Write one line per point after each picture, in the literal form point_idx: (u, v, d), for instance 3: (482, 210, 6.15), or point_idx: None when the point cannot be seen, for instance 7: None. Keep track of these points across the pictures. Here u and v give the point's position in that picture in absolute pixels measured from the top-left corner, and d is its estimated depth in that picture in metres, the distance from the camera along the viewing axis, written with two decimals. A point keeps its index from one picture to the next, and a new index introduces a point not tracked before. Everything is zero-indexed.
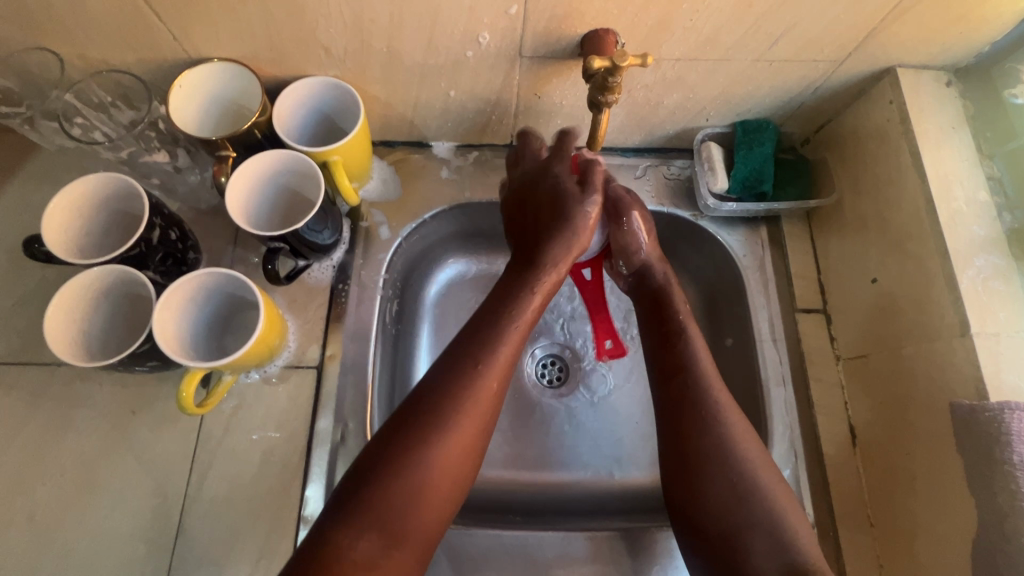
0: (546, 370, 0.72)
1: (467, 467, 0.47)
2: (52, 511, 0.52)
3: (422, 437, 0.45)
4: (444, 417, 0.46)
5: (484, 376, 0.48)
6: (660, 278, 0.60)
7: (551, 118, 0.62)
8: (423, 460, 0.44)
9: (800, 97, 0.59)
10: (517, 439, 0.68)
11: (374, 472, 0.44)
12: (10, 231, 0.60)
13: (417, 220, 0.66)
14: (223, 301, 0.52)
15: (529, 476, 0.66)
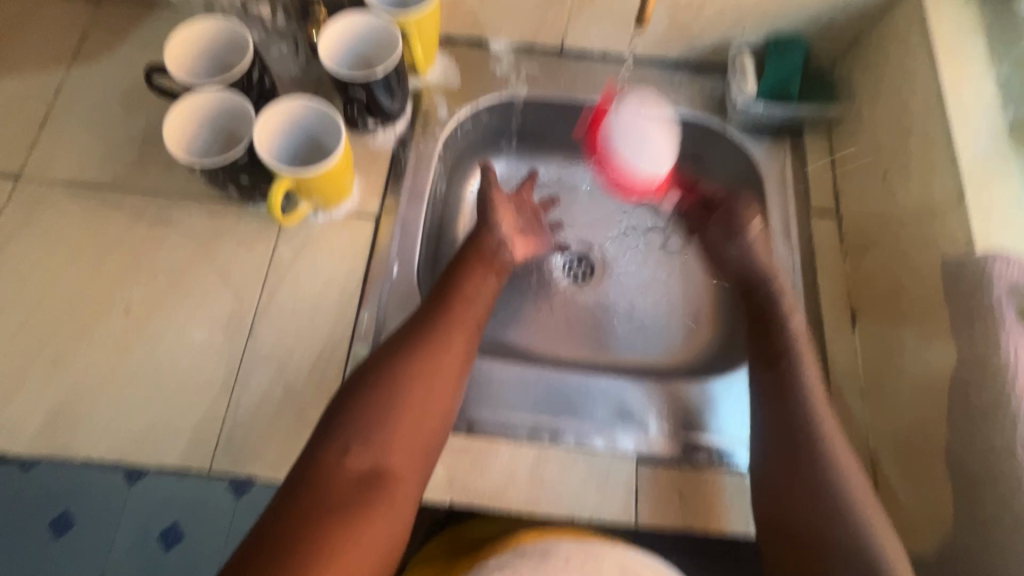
0: (572, 267, 0.78)
1: (448, 394, 0.51)
2: (144, 307, 0.60)
3: (398, 368, 0.50)
4: (410, 353, 0.51)
5: (449, 322, 0.54)
6: (775, 291, 0.60)
7: (601, 21, 0.70)
8: (396, 394, 0.48)
9: (829, 12, 0.65)
10: (542, 322, 0.75)
11: (358, 393, 0.48)
12: (122, 82, 0.70)
13: (472, 106, 0.73)
14: (304, 142, 0.60)
15: (552, 350, 0.73)
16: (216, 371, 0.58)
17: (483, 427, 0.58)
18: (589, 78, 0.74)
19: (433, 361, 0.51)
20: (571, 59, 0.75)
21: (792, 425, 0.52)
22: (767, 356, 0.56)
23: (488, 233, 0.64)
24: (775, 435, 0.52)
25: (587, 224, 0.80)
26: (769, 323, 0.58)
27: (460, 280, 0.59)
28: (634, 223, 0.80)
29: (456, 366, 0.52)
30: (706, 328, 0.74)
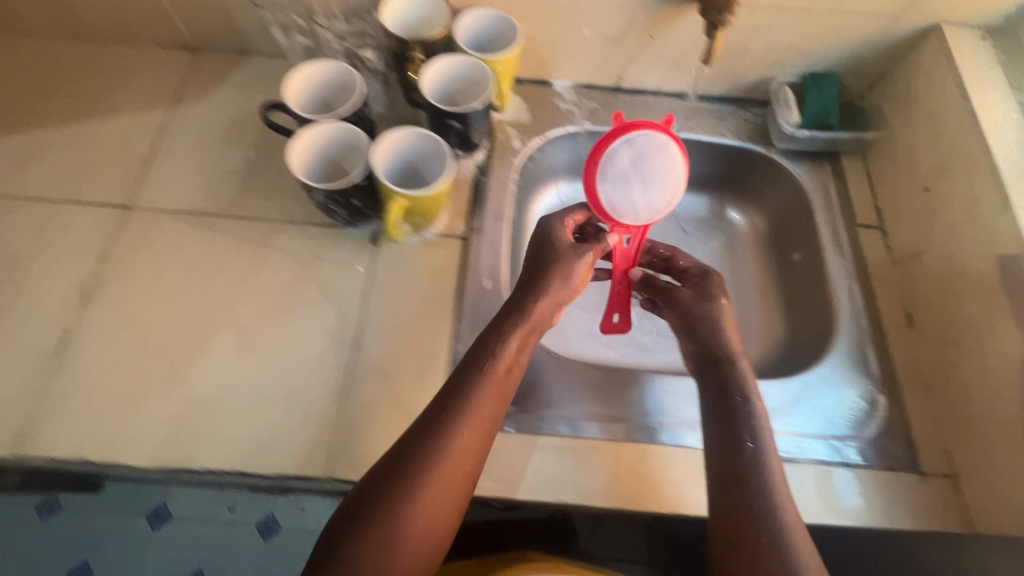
0: None
1: (446, 517, 0.45)
2: (255, 324, 0.64)
3: (406, 488, 0.44)
4: (411, 477, 0.45)
5: (456, 428, 0.47)
6: (738, 371, 0.58)
7: (656, 63, 0.78)
8: (385, 528, 0.43)
9: (860, 51, 0.74)
10: (609, 335, 0.78)
11: (353, 519, 0.43)
12: (221, 121, 0.76)
13: (542, 138, 0.80)
14: (409, 169, 0.66)
15: (621, 360, 0.76)
16: (325, 382, 0.61)
17: (587, 428, 0.61)
18: (644, 112, 0.82)
19: (434, 487, 0.45)
20: (625, 95, 0.83)
21: (742, 504, 0.49)
22: (728, 445, 0.53)
23: (523, 280, 0.57)
24: (715, 500, 0.50)
25: None
26: (725, 392, 0.57)
27: (469, 381, 0.50)
28: (684, 243, 0.86)
29: (460, 486, 0.46)
30: (765, 336, 0.79)
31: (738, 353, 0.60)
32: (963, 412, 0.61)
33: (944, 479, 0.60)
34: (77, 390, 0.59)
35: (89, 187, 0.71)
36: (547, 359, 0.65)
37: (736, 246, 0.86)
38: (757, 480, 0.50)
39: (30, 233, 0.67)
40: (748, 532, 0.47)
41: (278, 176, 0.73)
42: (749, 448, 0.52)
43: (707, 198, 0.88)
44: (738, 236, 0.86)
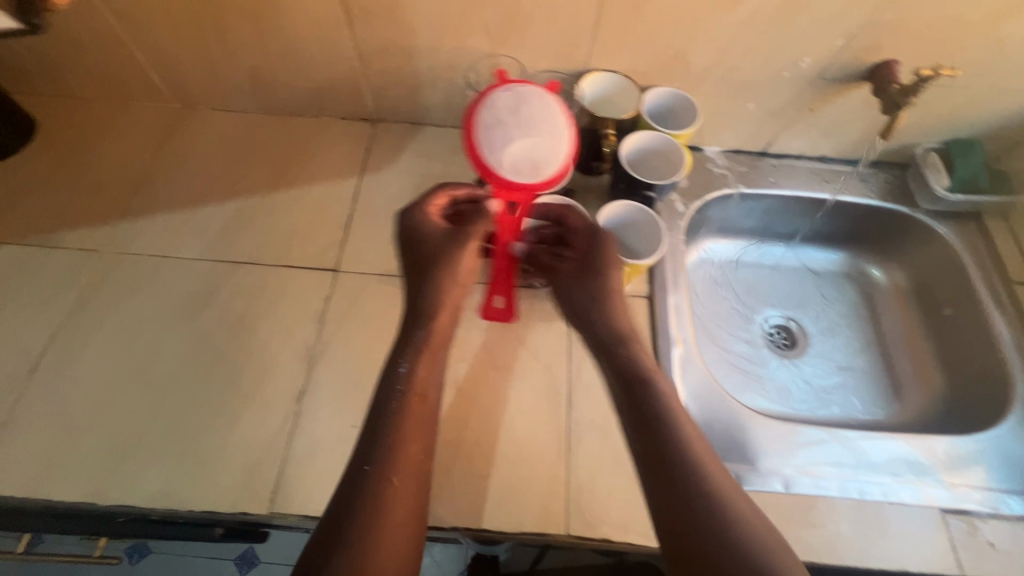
0: (775, 334, 0.90)
1: (406, 544, 0.49)
2: (471, 382, 0.67)
3: (374, 509, 0.49)
4: (362, 522, 0.48)
5: (404, 453, 0.53)
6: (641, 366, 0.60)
7: (808, 131, 0.84)
8: (347, 557, 0.46)
9: (1004, 121, 0.80)
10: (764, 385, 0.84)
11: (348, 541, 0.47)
12: (407, 186, 0.82)
13: (702, 200, 0.85)
14: (617, 235, 0.70)
15: (784, 412, 0.82)
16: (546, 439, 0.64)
17: (800, 485, 0.63)
18: (792, 176, 0.88)
19: (386, 526, 0.49)
20: (770, 159, 0.89)
21: (692, 534, 0.48)
22: (658, 466, 0.52)
23: (438, 275, 0.64)
24: (657, 503, 0.51)
25: (780, 296, 0.93)
26: (633, 385, 0.58)
27: (394, 422, 0.54)
28: (818, 294, 0.93)
29: (415, 521, 0.51)
30: (924, 391, 0.82)
31: (630, 336, 0.65)
32: None
33: None
34: (316, 450, 0.62)
35: (297, 251, 0.75)
36: (743, 413, 0.68)
37: (878, 301, 0.91)
38: (702, 513, 0.49)
39: (250, 296, 0.71)
40: (697, 539, 0.47)
41: None
42: (681, 472, 0.51)
43: (840, 251, 0.94)
44: (874, 288, 0.92)
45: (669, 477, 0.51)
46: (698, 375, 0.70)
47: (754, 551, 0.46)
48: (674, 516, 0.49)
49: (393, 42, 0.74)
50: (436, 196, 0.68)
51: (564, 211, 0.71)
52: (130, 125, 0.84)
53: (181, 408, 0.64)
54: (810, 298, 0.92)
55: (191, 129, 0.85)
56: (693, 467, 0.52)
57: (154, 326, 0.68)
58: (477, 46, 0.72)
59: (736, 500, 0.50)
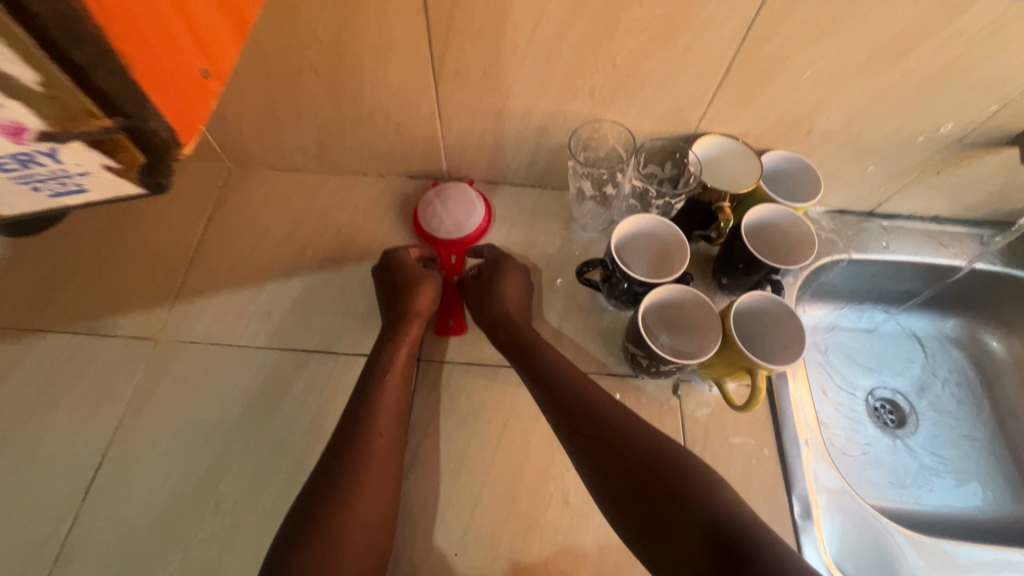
0: (881, 411, 0.81)
1: (375, 506, 0.51)
2: (581, 495, 0.60)
3: (335, 474, 0.51)
4: (335, 489, 0.50)
5: (362, 422, 0.55)
6: (552, 357, 0.60)
7: (927, 192, 0.76)
8: (333, 520, 0.48)
9: None
10: (878, 474, 0.76)
11: (314, 507, 0.49)
12: None
13: (810, 270, 0.77)
14: (741, 325, 0.62)
15: (903, 505, 0.74)
16: None
17: None
18: (906, 239, 0.80)
19: (364, 479, 0.51)
20: (878, 220, 0.82)
21: (627, 478, 0.50)
22: (588, 428, 0.53)
23: (401, 295, 0.65)
24: (608, 481, 0.51)
25: (882, 366, 0.84)
26: (544, 365, 0.59)
27: (370, 388, 0.58)
28: (924, 363, 0.84)
29: (376, 486, 0.52)
30: None
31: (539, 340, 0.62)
32: None
33: None
34: None
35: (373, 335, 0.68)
36: (886, 529, 0.60)
37: (996, 375, 0.82)
38: (622, 448, 0.51)
39: (326, 391, 0.63)
40: (655, 492, 0.48)
41: (560, 319, 0.70)
42: (597, 424, 0.53)
43: (951, 317, 0.85)
44: (991, 358, 0.83)
45: (594, 436, 0.53)
46: (833, 482, 0.62)
47: (668, 480, 0.48)
48: (617, 470, 0.50)
49: (483, 104, 0.66)
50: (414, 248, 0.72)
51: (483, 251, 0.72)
52: (179, 187, 0.77)
53: (256, 530, 0.56)
54: (917, 369, 0.84)
55: (246, 190, 0.78)
56: (598, 415, 0.54)
57: (221, 431, 0.61)
58: (580, 109, 0.65)
59: (621, 437, 0.52)
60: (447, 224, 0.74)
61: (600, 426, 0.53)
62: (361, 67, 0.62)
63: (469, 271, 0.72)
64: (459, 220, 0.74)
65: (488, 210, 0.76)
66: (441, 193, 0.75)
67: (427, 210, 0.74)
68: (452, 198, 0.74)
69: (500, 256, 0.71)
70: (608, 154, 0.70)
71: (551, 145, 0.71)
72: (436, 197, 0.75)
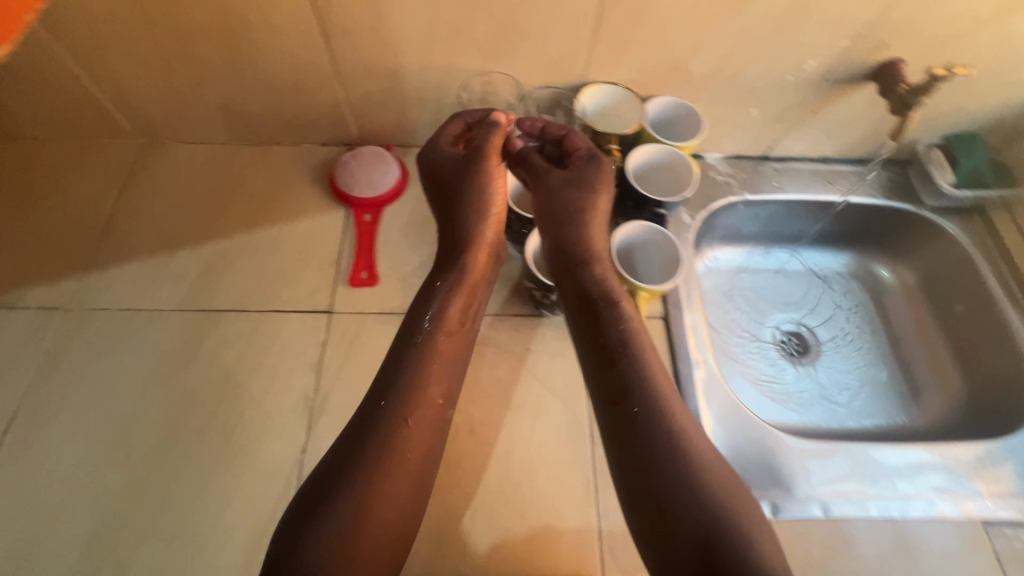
0: (788, 342, 0.86)
1: (409, 488, 0.52)
2: (485, 424, 0.63)
3: (374, 446, 0.52)
4: (376, 459, 0.51)
5: (415, 395, 0.55)
6: (620, 315, 0.59)
7: (810, 132, 0.82)
8: (362, 504, 0.49)
9: (1005, 113, 0.79)
10: (782, 398, 0.81)
11: (351, 474, 0.50)
12: (401, 213, 0.77)
13: (707, 211, 0.82)
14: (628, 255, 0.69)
15: (803, 424, 0.79)
16: (572, 481, 0.60)
17: (838, 507, 0.61)
18: (795, 178, 0.86)
19: (399, 462, 0.52)
20: (772, 163, 0.87)
21: (658, 470, 0.51)
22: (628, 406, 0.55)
23: (466, 235, 0.65)
24: (633, 461, 0.53)
25: (788, 302, 0.89)
26: (604, 326, 0.59)
27: (418, 366, 0.57)
28: (826, 298, 0.90)
29: (411, 469, 0.53)
30: (943, 391, 0.80)
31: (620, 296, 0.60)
32: None
33: None
34: None
35: (284, 292, 0.70)
36: (771, 435, 0.64)
37: (888, 301, 0.89)
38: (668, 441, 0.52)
39: (237, 346, 0.65)
40: (678, 493, 0.50)
41: None
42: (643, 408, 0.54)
43: (846, 253, 0.92)
44: (883, 288, 0.89)
45: (637, 423, 0.53)
46: (723, 397, 0.66)
47: (697, 488, 0.50)
48: (654, 454, 0.52)
49: (377, 63, 0.68)
50: (452, 123, 0.68)
51: (566, 133, 0.69)
52: (89, 165, 0.77)
53: (168, 478, 0.58)
54: (819, 303, 0.89)
55: (159, 165, 0.78)
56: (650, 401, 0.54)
57: (131, 389, 0.62)
58: (470, 63, 0.68)
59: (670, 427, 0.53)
60: (359, 184, 0.76)
61: (654, 424, 0.53)
62: (250, 28, 0.64)
63: (523, 139, 0.70)
64: (372, 180, 0.76)
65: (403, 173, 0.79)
66: (357, 154, 0.77)
67: (341, 171, 0.76)
68: (368, 159, 0.77)
69: (569, 142, 0.68)
70: (501, 107, 0.73)
71: (449, 102, 0.74)
72: (352, 158, 0.76)
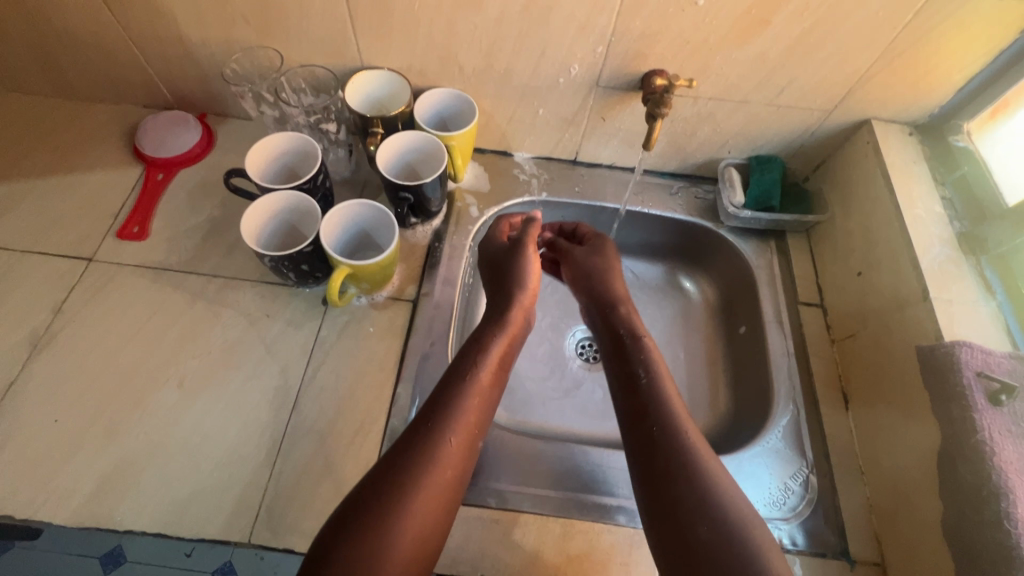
0: (583, 349, 0.85)
1: (439, 519, 0.48)
2: (198, 379, 0.65)
3: (420, 468, 0.48)
4: (409, 476, 0.47)
5: (458, 421, 0.52)
6: (648, 349, 0.60)
7: (610, 140, 0.82)
8: (394, 523, 0.44)
9: (800, 139, 0.79)
10: (555, 401, 0.79)
11: (387, 488, 0.46)
12: (192, 176, 0.80)
13: (499, 207, 0.83)
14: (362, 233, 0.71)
15: (568, 429, 0.77)
16: (260, 442, 0.62)
17: (515, 499, 0.61)
18: (600, 185, 0.86)
19: (432, 487, 0.47)
20: (581, 169, 0.87)
21: (679, 515, 0.47)
22: (657, 441, 0.52)
23: (520, 289, 0.66)
24: (666, 506, 0.48)
25: None
26: (631, 362, 0.59)
27: (460, 395, 0.53)
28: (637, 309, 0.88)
29: (444, 497, 0.48)
30: (711, 409, 0.79)
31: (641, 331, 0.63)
32: (887, 501, 0.62)
33: (872, 567, 0.60)
34: (14, 439, 0.60)
35: (54, 237, 0.73)
36: None
37: (689, 315, 0.88)
38: (683, 477, 0.49)
39: None
40: (724, 532, 0.45)
41: (237, 234, 0.75)
42: (669, 436, 0.52)
43: (661, 267, 0.91)
44: (691, 306, 0.88)
45: (668, 456, 0.50)
46: None
47: (692, 525, 0.46)
48: (659, 493, 0.49)
49: (159, 29, 0.72)
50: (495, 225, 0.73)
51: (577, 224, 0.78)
52: None
53: None
54: None
55: None
56: (669, 432, 0.52)
57: None
58: (244, 36, 0.71)
59: (688, 461, 0.49)
60: (155, 146, 0.79)
61: (686, 461, 0.49)
62: None
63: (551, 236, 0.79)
64: (167, 145, 0.79)
65: (203, 139, 0.81)
66: (158, 117, 0.80)
67: (140, 131, 0.80)
68: (168, 124, 0.80)
69: (579, 228, 0.78)
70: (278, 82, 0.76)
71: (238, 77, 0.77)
72: (152, 121, 0.80)
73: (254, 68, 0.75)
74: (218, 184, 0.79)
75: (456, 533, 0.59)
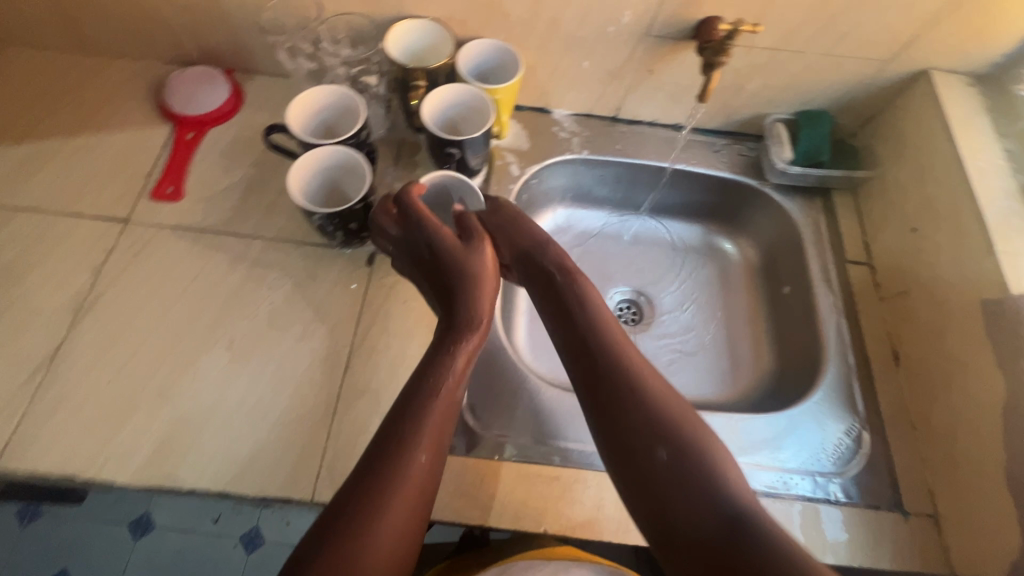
0: (623, 311, 0.84)
1: (414, 525, 0.45)
2: (247, 341, 0.64)
3: (387, 476, 0.45)
4: (376, 485, 0.44)
5: (424, 422, 0.48)
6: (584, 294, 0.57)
7: (654, 95, 0.80)
8: (366, 533, 0.42)
9: (852, 92, 0.76)
10: None
11: (355, 500, 0.44)
12: (223, 135, 0.77)
13: (540, 165, 0.81)
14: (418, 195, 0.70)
15: None
16: (315, 403, 0.61)
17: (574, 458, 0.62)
18: (642, 142, 0.83)
19: (401, 497, 0.44)
20: (622, 126, 0.85)
21: (644, 463, 0.46)
22: (612, 396, 0.49)
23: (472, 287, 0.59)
24: (628, 462, 0.46)
25: (634, 272, 0.87)
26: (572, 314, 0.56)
27: (421, 399, 0.50)
28: (676, 272, 0.88)
29: (417, 506, 0.46)
30: (754, 369, 0.79)
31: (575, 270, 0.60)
32: (942, 454, 0.62)
33: (927, 519, 0.61)
34: (66, 402, 0.59)
35: (86, 199, 0.71)
36: (534, 386, 0.66)
37: (728, 276, 0.87)
38: (639, 424, 0.47)
39: (26, 243, 0.67)
40: (689, 468, 0.44)
41: (275, 194, 0.73)
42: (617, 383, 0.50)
43: (700, 229, 0.90)
44: (730, 267, 0.88)
45: (625, 409, 0.48)
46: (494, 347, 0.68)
47: (657, 463, 0.45)
48: (628, 452, 0.47)
49: None
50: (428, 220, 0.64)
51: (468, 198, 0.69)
52: None
53: None
54: (665, 277, 0.87)
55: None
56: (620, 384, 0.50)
57: None
58: None
59: (642, 406, 0.48)
60: (184, 103, 0.76)
61: (646, 410, 0.48)
62: None
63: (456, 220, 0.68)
64: (197, 102, 0.76)
65: (232, 96, 0.78)
66: (186, 73, 0.77)
67: (167, 87, 0.76)
68: (197, 80, 0.77)
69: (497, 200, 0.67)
70: (314, 32, 0.73)
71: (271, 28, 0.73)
72: (180, 77, 0.77)
73: (288, 18, 0.71)
74: (251, 143, 0.76)
75: (517, 489, 0.59)
